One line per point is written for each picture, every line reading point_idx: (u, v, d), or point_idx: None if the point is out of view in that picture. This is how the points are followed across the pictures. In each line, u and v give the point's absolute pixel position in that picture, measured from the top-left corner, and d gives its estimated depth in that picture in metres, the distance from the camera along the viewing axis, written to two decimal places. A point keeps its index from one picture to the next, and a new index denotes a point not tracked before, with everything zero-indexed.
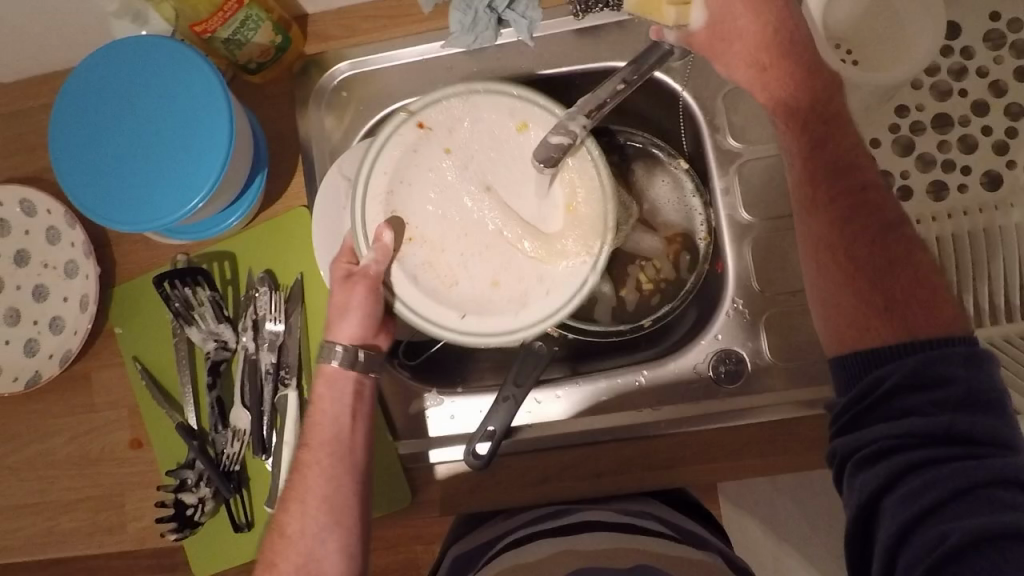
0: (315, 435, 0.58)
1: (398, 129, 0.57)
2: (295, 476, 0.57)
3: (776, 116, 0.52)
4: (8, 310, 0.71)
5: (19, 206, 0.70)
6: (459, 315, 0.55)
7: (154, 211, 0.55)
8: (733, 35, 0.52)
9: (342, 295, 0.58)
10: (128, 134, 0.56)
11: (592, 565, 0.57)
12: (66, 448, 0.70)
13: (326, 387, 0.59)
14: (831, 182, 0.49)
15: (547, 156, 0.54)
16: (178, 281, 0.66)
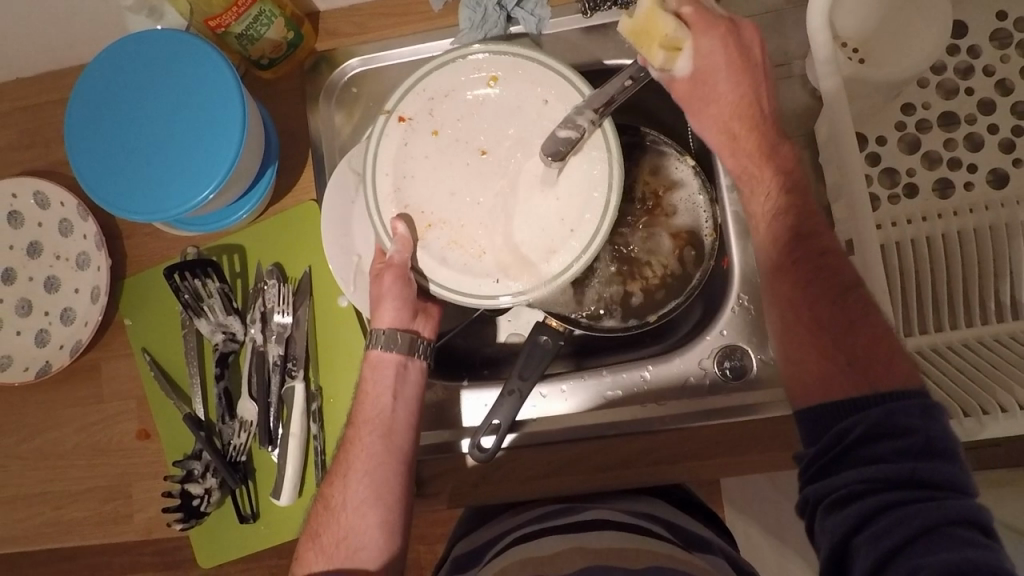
0: (359, 414, 0.60)
1: (384, 130, 0.58)
2: (342, 452, 0.60)
3: (742, 181, 0.57)
4: (20, 300, 0.72)
5: (34, 198, 0.71)
6: (494, 280, 0.56)
7: (166, 201, 0.56)
8: (715, 96, 0.57)
9: (378, 284, 0.60)
10: (141, 125, 0.57)
11: (600, 563, 0.54)
12: (74, 438, 0.71)
13: (371, 371, 0.61)
14: (801, 238, 0.53)
15: (555, 150, 0.54)
16: (188, 272, 0.66)
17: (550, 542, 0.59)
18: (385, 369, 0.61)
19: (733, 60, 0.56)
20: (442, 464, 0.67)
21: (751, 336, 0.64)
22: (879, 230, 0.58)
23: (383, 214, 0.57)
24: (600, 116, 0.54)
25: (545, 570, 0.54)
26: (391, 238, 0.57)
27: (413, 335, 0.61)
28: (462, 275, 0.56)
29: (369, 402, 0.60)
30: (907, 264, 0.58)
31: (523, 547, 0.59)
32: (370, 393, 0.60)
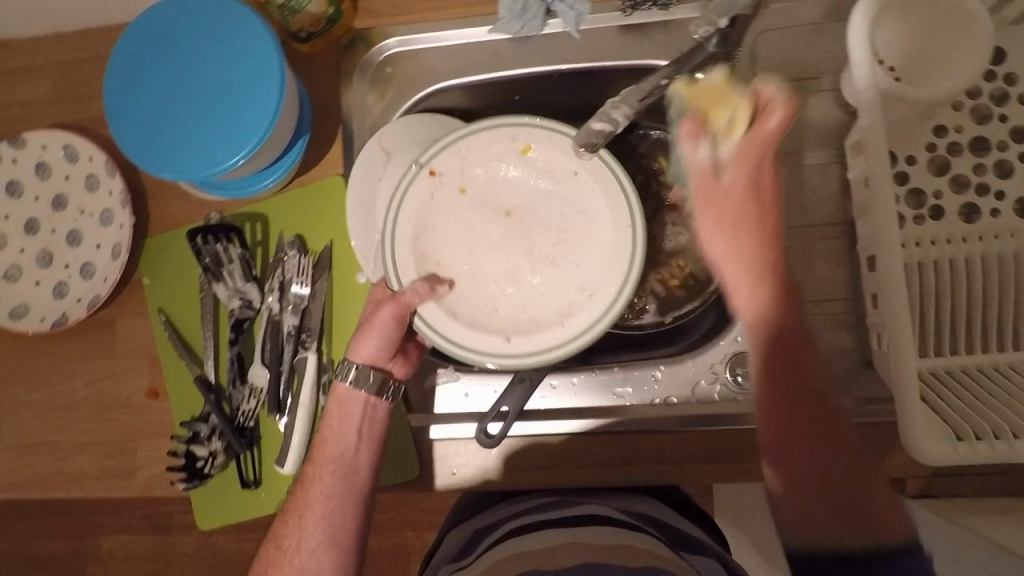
0: (322, 452, 0.60)
1: (411, 181, 0.57)
2: (299, 490, 0.60)
3: (734, 270, 0.52)
4: (42, 251, 0.72)
5: (62, 151, 0.72)
6: (504, 339, 0.54)
7: (201, 161, 0.57)
8: (727, 189, 0.52)
9: (371, 318, 0.58)
10: (187, 87, 0.57)
11: (600, 560, 0.54)
12: (85, 392, 0.71)
13: (337, 405, 0.61)
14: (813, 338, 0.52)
15: (588, 141, 0.56)
16: (210, 236, 0.67)
17: (548, 535, 0.59)
18: (353, 403, 0.60)
19: (752, 153, 0.52)
20: (448, 446, 0.67)
21: None
22: (905, 249, 0.59)
23: (403, 263, 0.56)
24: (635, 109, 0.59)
25: (544, 564, 0.55)
26: (401, 278, 0.56)
27: (385, 378, 0.61)
28: (476, 329, 0.55)
29: (332, 438, 0.60)
30: (926, 284, 0.58)
31: (520, 538, 0.60)
32: (335, 430, 0.60)
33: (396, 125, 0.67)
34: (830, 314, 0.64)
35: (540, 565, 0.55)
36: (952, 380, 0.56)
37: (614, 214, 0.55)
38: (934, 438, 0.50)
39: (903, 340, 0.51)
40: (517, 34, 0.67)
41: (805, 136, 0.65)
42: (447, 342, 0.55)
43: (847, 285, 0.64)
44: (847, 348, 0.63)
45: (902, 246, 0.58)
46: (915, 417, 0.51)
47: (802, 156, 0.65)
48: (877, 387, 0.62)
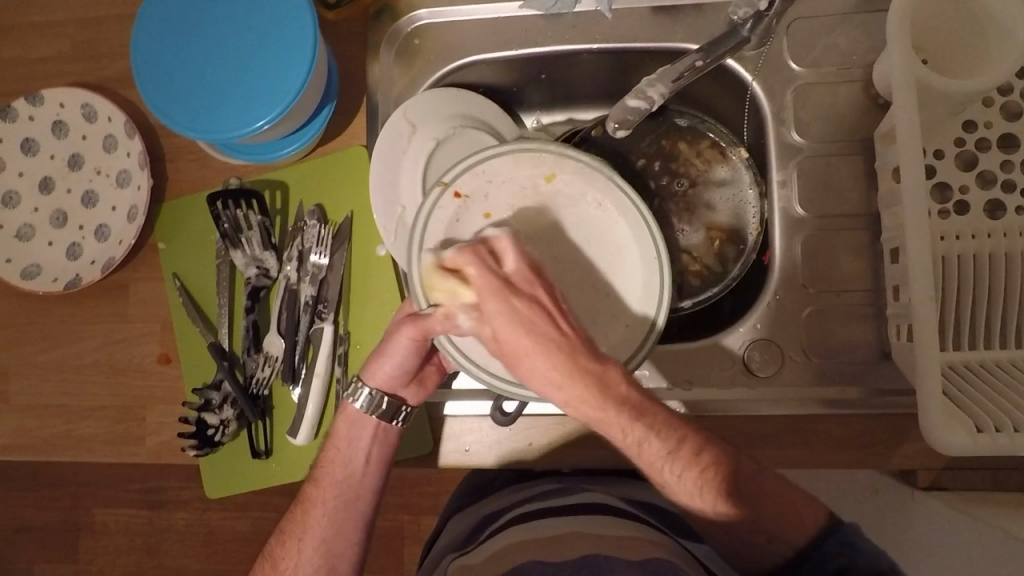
0: (326, 477, 0.61)
1: (436, 203, 0.55)
2: (299, 511, 0.62)
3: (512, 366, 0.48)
4: (56, 211, 0.72)
5: (81, 111, 0.71)
6: None
7: (221, 124, 0.56)
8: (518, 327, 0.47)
9: (389, 339, 0.58)
10: (216, 49, 0.57)
11: (602, 551, 0.53)
12: (95, 354, 0.70)
13: (345, 426, 0.62)
14: (576, 390, 0.47)
15: (622, 117, 0.64)
16: (230, 201, 0.66)
17: (552, 525, 0.59)
18: (364, 427, 0.61)
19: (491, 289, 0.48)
20: (461, 424, 0.66)
21: (784, 333, 0.64)
22: (941, 242, 0.59)
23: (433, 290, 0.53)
24: (673, 87, 0.61)
25: (548, 556, 0.54)
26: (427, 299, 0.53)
27: (396, 400, 0.61)
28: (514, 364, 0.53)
29: (338, 461, 0.61)
30: (953, 278, 0.58)
31: (524, 529, 0.59)
32: (342, 452, 0.61)
33: (422, 98, 0.66)
34: (850, 306, 0.63)
35: (544, 557, 0.54)
36: (979, 375, 0.55)
37: (641, 246, 0.55)
38: (957, 429, 0.50)
39: (928, 331, 0.51)
40: (548, 10, 0.67)
41: (833, 126, 0.64)
42: (479, 373, 0.53)
43: (869, 277, 0.63)
44: (866, 340, 0.63)
45: (935, 238, 0.58)
46: (937, 408, 0.50)
47: (832, 146, 0.64)
48: (895, 380, 0.62)
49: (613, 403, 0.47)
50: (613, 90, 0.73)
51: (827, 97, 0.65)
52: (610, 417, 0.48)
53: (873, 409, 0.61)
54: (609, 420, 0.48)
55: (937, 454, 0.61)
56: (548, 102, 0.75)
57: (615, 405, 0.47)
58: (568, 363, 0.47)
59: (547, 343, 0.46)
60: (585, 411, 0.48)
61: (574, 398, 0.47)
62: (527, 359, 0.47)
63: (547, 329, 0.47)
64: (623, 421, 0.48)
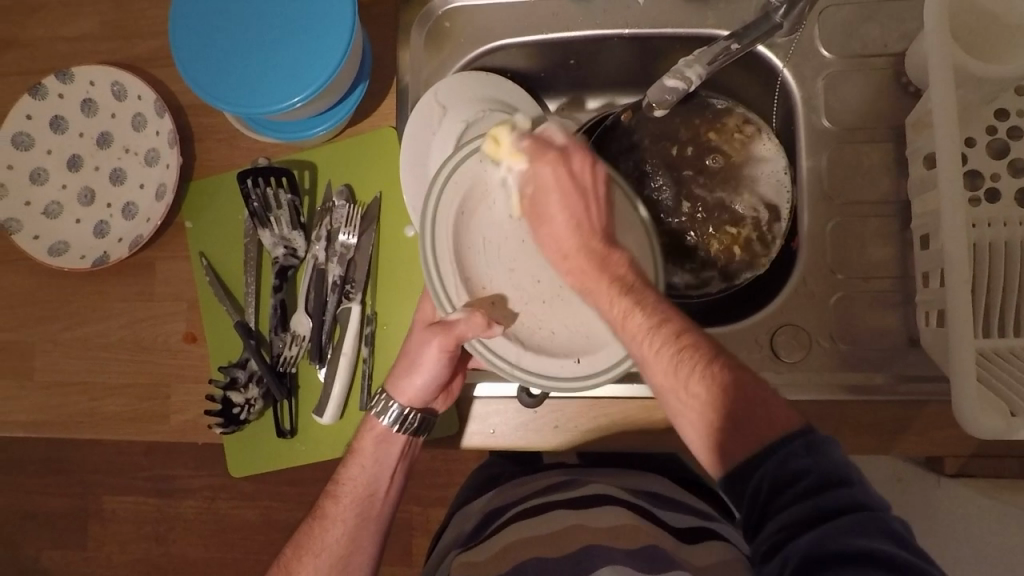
0: (347, 491, 0.61)
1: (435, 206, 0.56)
2: (316, 524, 0.61)
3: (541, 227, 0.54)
4: (84, 188, 0.72)
5: (111, 89, 0.71)
6: (576, 360, 0.54)
7: (257, 99, 0.57)
8: (546, 194, 0.53)
9: (419, 355, 0.58)
10: (256, 27, 0.58)
11: (604, 543, 0.52)
12: (121, 332, 0.71)
13: (373, 443, 0.61)
14: (579, 256, 0.51)
15: (660, 96, 0.65)
16: (260, 179, 0.66)
17: (557, 517, 0.57)
18: (393, 445, 0.61)
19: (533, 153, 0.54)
20: (487, 406, 0.67)
21: (812, 319, 0.63)
22: (974, 229, 0.59)
23: (455, 291, 0.56)
24: (709, 70, 0.62)
25: (549, 552, 0.53)
26: (456, 305, 0.56)
27: (426, 411, 0.61)
28: (543, 357, 0.55)
29: (363, 480, 0.61)
30: (986, 263, 0.57)
31: (526, 524, 0.58)
32: (367, 468, 0.61)
33: (452, 80, 0.66)
34: (880, 293, 0.63)
35: (545, 553, 0.53)
36: (1015, 359, 0.55)
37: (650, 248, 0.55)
38: (989, 413, 0.50)
39: (961, 314, 0.51)
40: None
41: (864, 112, 0.64)
42: (511, 371, 0.54)
43: (897, 264, 0.63)
44: (894, 327, 0.62)
45: (970, 225, 0.58)
46: (970, 391, 0.50)
47: (861, 134, 0.64)
48: (923, 367, 0.61)
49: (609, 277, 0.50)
50: (639, 76, 0.73)
51: (858, 84, 0.65)
52: (598, 284, 0.50)
53: (899, 396, 0.61)
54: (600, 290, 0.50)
55: (966, 441, 0.61)
56: (574, 87, 0.75)
57: (606, 278, 0.50)
58: (583, 219, 0.52)
59: (573, 199, 0.52)
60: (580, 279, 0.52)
61: (575, 267, 0.52)
62: (548, 223, 0.53)
63: (580, 209, 0.52)
64: (613, 294, 0.50)
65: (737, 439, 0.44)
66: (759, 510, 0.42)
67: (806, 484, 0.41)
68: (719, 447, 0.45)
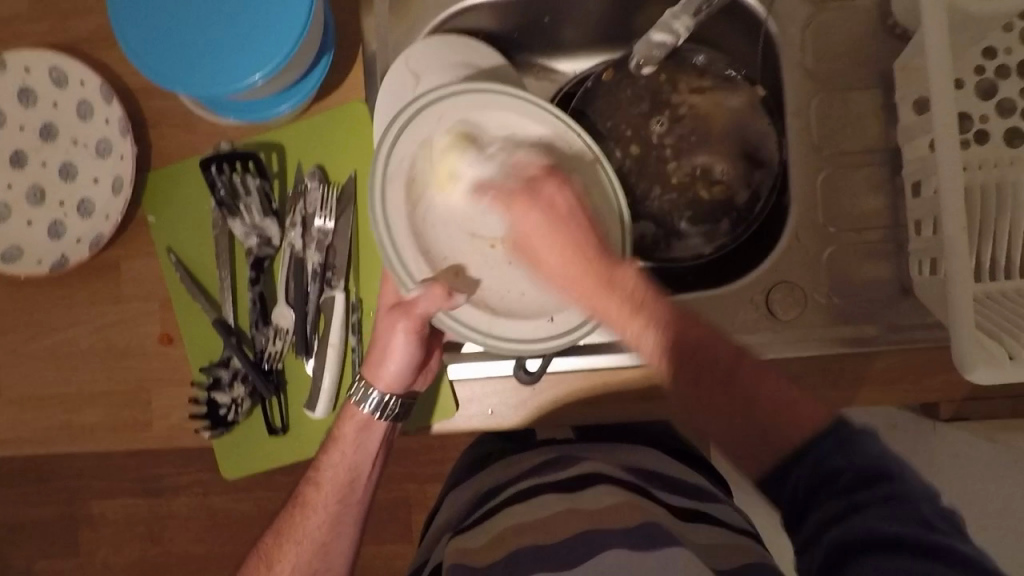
0: (327, 479, 0.60)
1: (385, 189, 0.54)
2: (295, 512, 0.60)
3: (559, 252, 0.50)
4: (32, 187, 0.67)
5: (50, 76, 0.65)
6: (549, 319, 0.54)
7: (212, 78, 0.53)
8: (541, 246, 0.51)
9: (388, 340, 0.56)
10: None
11: (596, 524, 0.49)
12: (90, 338, 0.66)
13: (352, 430, 0.59)
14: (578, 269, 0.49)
15: (649, 53, 0.67)
16: (224, 165, 0.63)
17: (542, 503, 0.54)
18: (375, 432, 0.60)
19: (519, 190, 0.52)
20: (483, 386, 0.65)
21: (807, 274, 0.62)
22: (965, 172, 0.58)
23: (414, 265, 0.54)
24: (696, 21, 0.62)
25: (546, 539, 0.49)
26: (415, 281, 0.54)
27: (407, 394, 0.59)
28: (509, 319, 0.54)
29: (343, 466, 0.59)
30: (975, 208, 0.57)
31: (513, 512, 0.54)
32: (349, 466, 0.60)
33: (427, 46, 0.61)
34: (872, 243, 0.62)
35: (537, 540, 0.49)
36: (1006, 301, 0.55)
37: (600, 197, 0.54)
38: (989, 357, 0.50)
39: (960, 262, 0.50)
40: None
41: (851, 58, 0.63)
42: (485, 341, 0.53)
43: (888, 213, 0.62)
44: (887, 277, 0.62)
45: (962, 170, 0.57)
46: (968, 335, 0.50)
47: (848, 81, 0.63)
48: (915, 315, 0.61)
49: (553, 218, 0.50)
50: (616, 33, 0.70)
51: (844, 29, 0.63)
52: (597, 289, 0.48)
53: (892, 344, 0.61)
54: (539, 226, 0.50)
55: (962, 384, 0.61)
56: (548, 48, 0.72)
57: (615, 291, 0.48)
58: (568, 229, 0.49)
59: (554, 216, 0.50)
60: (517, 216, 0.52)
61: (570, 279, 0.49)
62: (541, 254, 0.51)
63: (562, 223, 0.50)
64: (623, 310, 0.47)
65: (764, 429, 0.43)
66: (798, 507, 0.42)
67: (843, 484, 0.40)
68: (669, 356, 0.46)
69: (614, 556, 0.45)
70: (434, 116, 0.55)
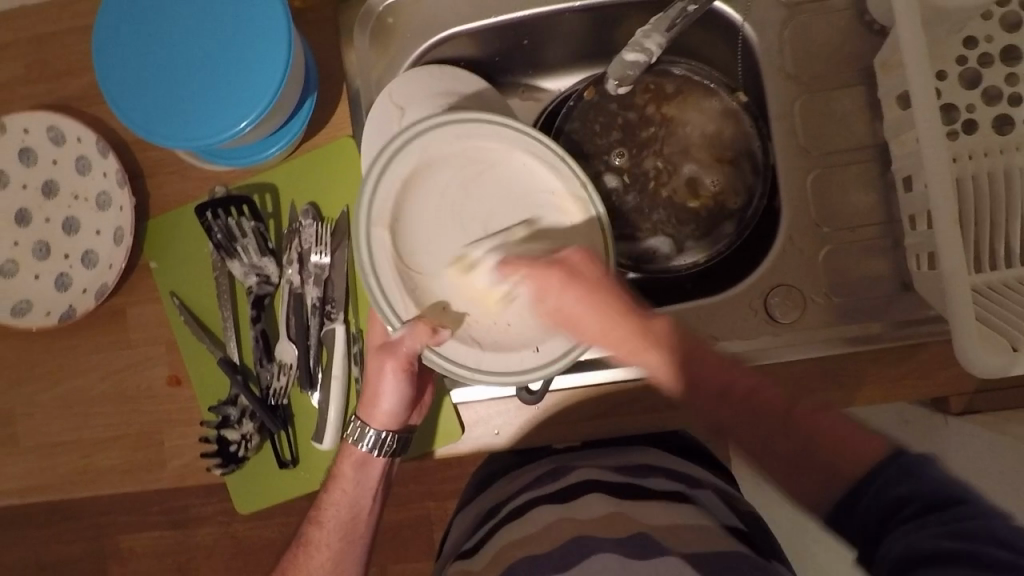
0: (328, 517, 0.61)
1: (372, 232, 0.53)
2: (301, 552, 0.61)
3: (599, 321, 0.50)
4: (38, 242, 0.69)
5: (48, 134, 0.67)
6: (534, 349, 0.53)
7: (199, 128, 0.55)
8: (576, 319, 0.51)
9: (378, 382, 0.57)
10: (183, 49, 0.55)
11: (588, 531, 0.49)
12: (102, 385, 0.68)
13: (351, 469, 0.60)
14: (613, 334, 0.50)
15: (621, 74, 0.65)
16: (219, 210, 0.64)
17: (538, 514, 0.54)
18: (374, 468, 0.61)
19: (582, 290, 0.50)
20: (487, 408, 0.66)
21: (803, 276, 0.62)
22: (955, 164, 0.58)
23: (401, 303, 0.53)
24: (668, 38, 0.62)
25: (539, 549, 0.50)
26: (402, 320, 0.54)
27: (403, 430, 0.61)
28: (499, 354, 0.53)
29: (346, 505, 0.61)
30: (968, 199, 0.56)
31: (511, 526, 0.55)
32: (347, 492, 0.61)
33: (407, 77, 0.62)
34: (867, 241, 0.62)
35: (534, 550, 0.50)
36: (1009, 291, 0.54)
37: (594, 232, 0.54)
38: (992, 351, 0.50)
39: (953, 258, 0.50)
40: None
41: (831, 58, 0.63)
42: (472, 376, 0.53)
43: (881, 210, 0.62)
44: (885, 274, 0.61)
45: (951, 161, 0.57)
46: (968, 329, 0.50)
47: (831, 81, 0.63)
48: (916, 309, 0.60)
49: (580, 287, 0.51)
50: (597, 47, 0.71)
51: (821, 29, 0.63)
52: (625, 335, 0.50)
53: (895, 342, 0.60)
54: (568, 295, 0.51)
55: (970, 378, 0.61)
56: (530, 68, 0.72)
57: (648, 337, 0.50)
58: (609, 310, 0.50)
59: (599, 298, 0.50)
60: (541, 285, 0.51)
61: (615, 335, 0.50)
62: (585, 326, 0.51)
63: (602, 300, 0.50)
64: (633, 343, 0.51)
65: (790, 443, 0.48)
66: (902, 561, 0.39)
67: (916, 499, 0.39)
68: (679, 367, 0.50)
69: (604, 558, 0.46)
70: (409, 154, 0.54)
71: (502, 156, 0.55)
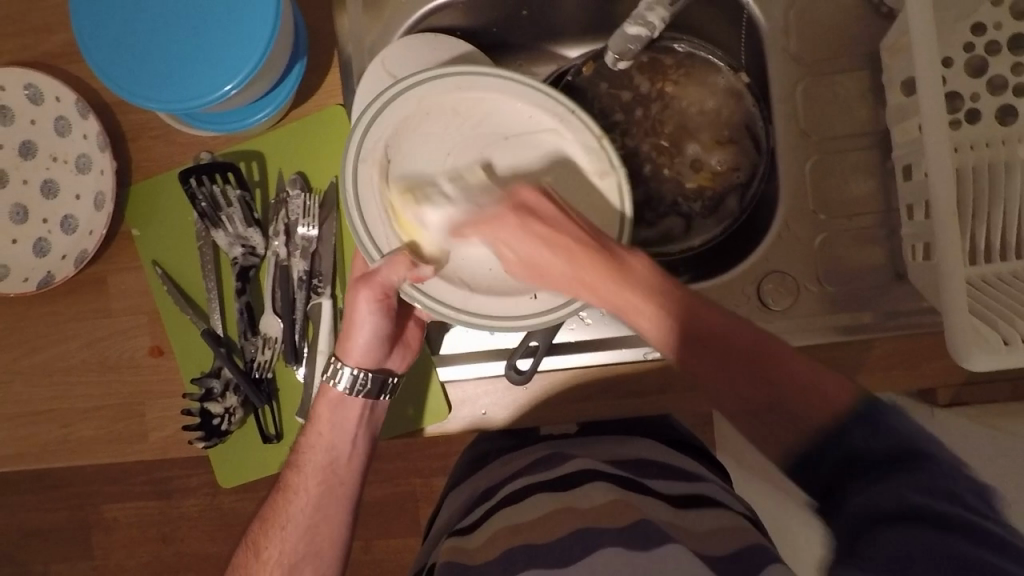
0: (308, 463, 0.59)
1: (359, 170, 0.52)
2: (278, 499, 0.59)
3: (557, 281, 0.48)
4: (15, 205, 0.66)
5: (25, 93, 0.65)
6: (532, 297, 0.52)
7: (185, 91, 0.52)
8: (545, 270, 0.48)
9: (355, 311, 0.56)
10: (172, 9, 0.53)
11: (590, 522, 0.48)
12: (82, 354, 0.67)
13: (330, 409, 0.59)
14: (598, 285, 0.46)
15: (622, 47, 0.63)
16: (204, 177, 0.62)
17: (538, 503, 0.53)
18: (351, 408, 0.59)
19: (548, 240, 0.47)
20: (474, 387, 0.66)
21: (798, 263, 0.61)
22: (956, 153, 0.57)
23: (386, 240, 0.52)
24: (671, 12, 0.61)
25: (536, 538, 0.49)
26: (383, 252, 0.52)
27: (383, 371, 0.59)
28: (490, 296, 0.52)
29: (325, 451, 0.59)
30: (965, 192, 0.56)
31: (508, 512, 0.54)
32: (328, 436, 0.59)
33: (401, 44, 0.60)
34: (863, 229, 0.61)
35: (533, 540, 0.49)
36: (1002, 285, 0.54)
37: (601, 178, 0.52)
38: (988, 344, 0.49)
39: (951, 251, 0.49)
40: None
41: (836, 40, 0.61)
42: (459, 317, 0.52)
43: (879, 198, 0.61)
44: (880, 263, 0.61)
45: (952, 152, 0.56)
46: (962, 323, 0.50)
47: (834, 63, 0.61)
48: (909, 300, 0.60)
49: (539, 222, 0.48)
50: (597, 22, 0.69)
51: (828, 9, 0.61)
52: (624, 297, 0.45)
53: (886, 331, 0.60)
54: (532, 239, 0.48)
55: (955, 370, 0.61)
56: (529, 40, 0.70)
57: (630, 285, 0.45)
58: (574, 266, 0.46)
59: (588, 259, 0.46)
60: (505, 238, 0.48)
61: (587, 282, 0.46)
62: (550, 271, 0.48)
63: (570, 238, 0.47)
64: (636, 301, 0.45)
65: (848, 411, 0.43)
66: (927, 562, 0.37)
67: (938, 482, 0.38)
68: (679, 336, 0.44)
69: (608, 555, 0.45)
70: (399, 102, 0.53)
71: (497, 105, 0.54)
